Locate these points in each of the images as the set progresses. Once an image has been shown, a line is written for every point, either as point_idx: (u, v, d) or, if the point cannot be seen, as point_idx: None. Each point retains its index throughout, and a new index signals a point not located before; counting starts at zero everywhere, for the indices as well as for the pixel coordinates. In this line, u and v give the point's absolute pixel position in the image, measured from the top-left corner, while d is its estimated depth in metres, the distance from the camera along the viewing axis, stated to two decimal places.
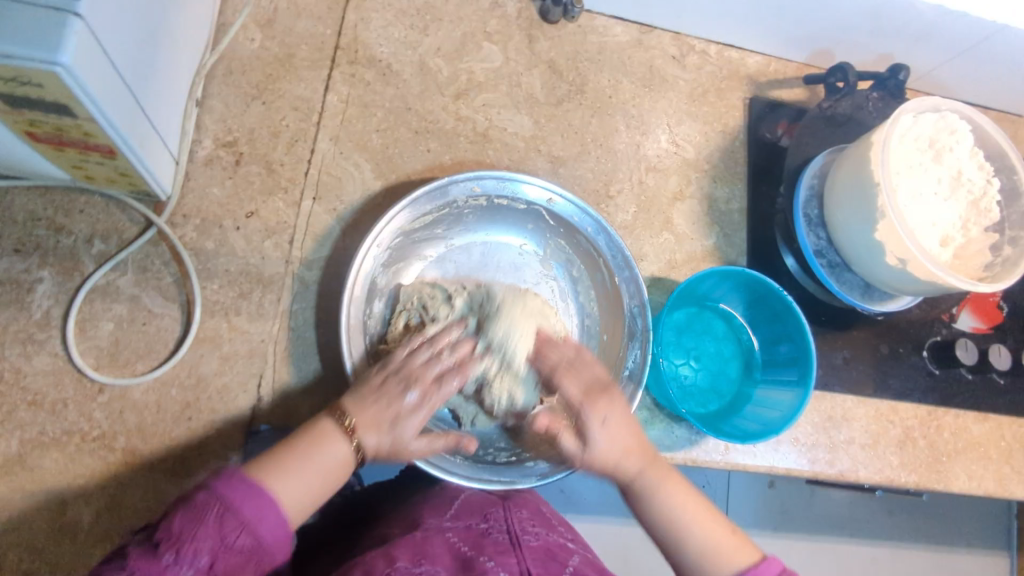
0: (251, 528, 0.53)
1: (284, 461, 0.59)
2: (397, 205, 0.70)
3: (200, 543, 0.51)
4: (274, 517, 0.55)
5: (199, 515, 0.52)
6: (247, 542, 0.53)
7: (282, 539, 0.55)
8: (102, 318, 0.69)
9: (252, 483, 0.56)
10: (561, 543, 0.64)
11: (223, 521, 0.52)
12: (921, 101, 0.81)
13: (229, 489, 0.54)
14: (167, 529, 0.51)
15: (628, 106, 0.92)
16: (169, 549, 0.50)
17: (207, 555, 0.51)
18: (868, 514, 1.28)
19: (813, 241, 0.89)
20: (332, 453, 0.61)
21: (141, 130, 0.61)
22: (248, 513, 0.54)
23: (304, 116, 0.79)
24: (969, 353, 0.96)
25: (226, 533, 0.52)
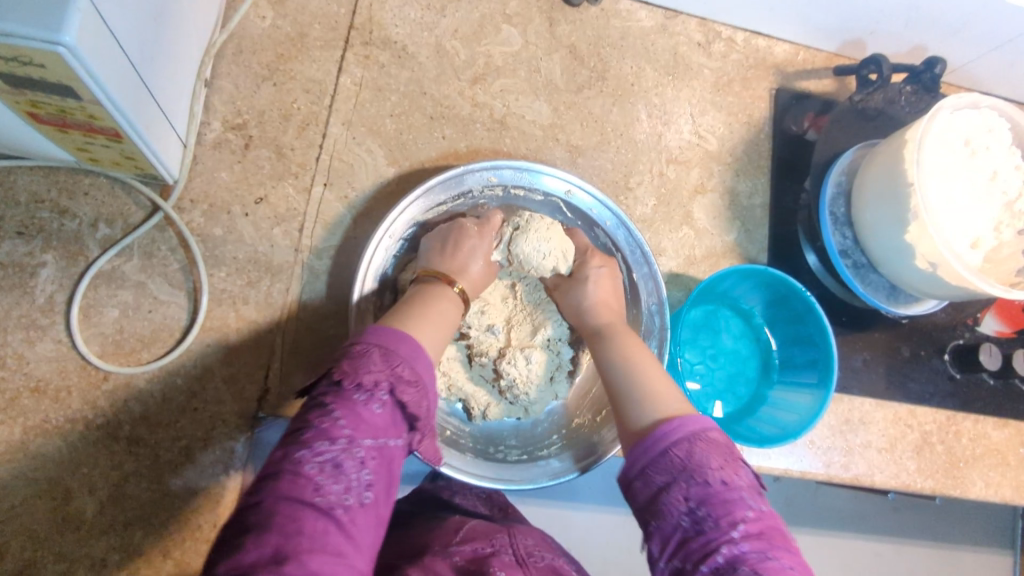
0: (412, 363, 0.57)
1: (402, 311, 0.63)
2: (411, 195, 0.68)
3: (376, 376, 0.55)
4: (426, 355, 0.59)
5: (363, 356, 0.56)
6: (413, 375, 0.57)
7: (434, 370, 0.59)
8: (107, 304, 0.67)
9: (394, 329, 0.59)
10: (567, 569, 0.63)
11: (388, 357, 0.56)
12: (960, 98, 0.78)
13: (380, 333, 0.58)
14: (342, 371, 0.55)
15: (651, 95, 0.88)
16: (353, 387, 0.54)
17: (385, 387, 0.55)
18: (879, 511, 1.26)
19: (839, 240, 0.84)
20: (442, 306, 0.66)
21: (148, 112, 0.59)
22: (406, 350, 0.57)
23: (316, 98, 0.76)
24: (993, 359, 0.91)
25: (395, 366, 0.56)
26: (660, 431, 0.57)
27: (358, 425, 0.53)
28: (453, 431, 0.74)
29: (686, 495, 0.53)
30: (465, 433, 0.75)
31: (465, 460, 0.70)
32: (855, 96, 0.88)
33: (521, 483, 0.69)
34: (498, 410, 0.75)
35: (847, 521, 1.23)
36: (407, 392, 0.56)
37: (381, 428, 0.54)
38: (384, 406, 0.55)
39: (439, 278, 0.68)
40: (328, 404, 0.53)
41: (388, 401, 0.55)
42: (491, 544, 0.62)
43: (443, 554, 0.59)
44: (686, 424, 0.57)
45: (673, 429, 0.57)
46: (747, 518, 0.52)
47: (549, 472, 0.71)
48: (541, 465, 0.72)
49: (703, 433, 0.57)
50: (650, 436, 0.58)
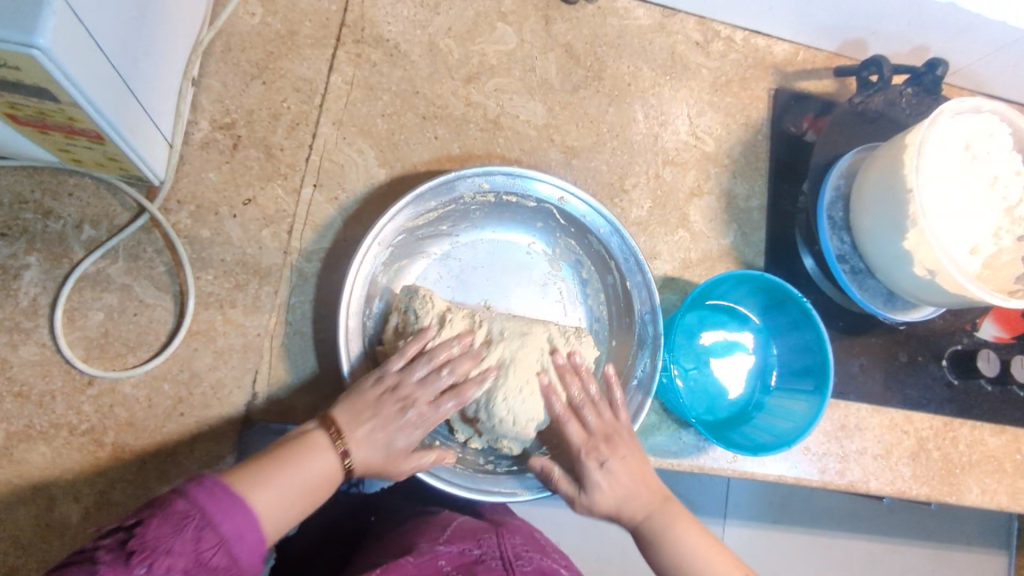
0: (229, 546, 0.50)
1: (267, 469, 0.56)
2: (401, 202, 0.67)
3: (176, 556, 0.47)
4: (253, 537, 0.52)
5: (179, 523, 0.48)
6: (222, 560, 0.49)
7: (257, 555, 0.52)
8: (92, 307, 0.66)
9: (231, 493, 0.52)
10: (555, 570, 0.62)
11: (201, 533, 0.49)
12: (961, 102, 0.76)
13: (210, 496, 0.51)
14: (142, 537, 0.47)
15: (648, 95, 0.87)
16: (142, 561, 0.46)
17: (178, 573, 0.47)
18: (874, 514, 1.25)
19: (836, 245, 0.84)
20: (317, 467, 0.58)
21: (131, 113, 0.58)
22: (229, 529, 0.50)
23: (306, 97, 0.75)
24: (991, 365, 0.91)
25: (202, 548, 0.49)
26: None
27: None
28: (441, 441, 0.73)
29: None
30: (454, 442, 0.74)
31: (454, 471, 0.69)
32: (856, 97, 0.86)
33: (510, 494, 0.69)
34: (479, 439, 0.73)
35: (842, 523, 1.23)
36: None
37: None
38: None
39: (334, 436, 0.60)
40: (99, 568, 0.45)
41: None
42: (479, 545, 0.61)
43: (430, 555, 0.58)
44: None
45: None
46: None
47: (539, 482, 0.71)
48: (530, 474, 0.72)
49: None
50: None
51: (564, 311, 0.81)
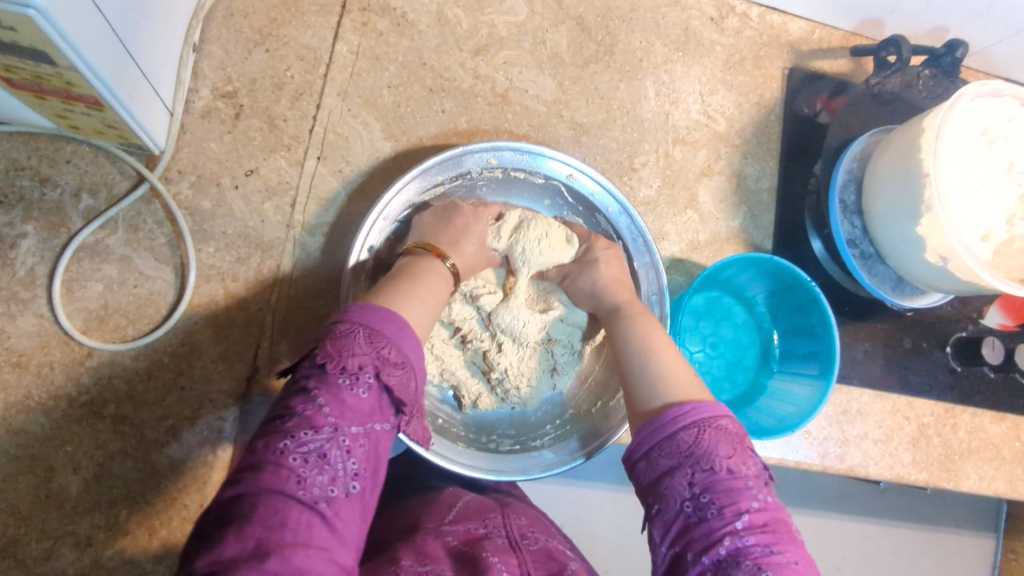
0: (399, 345, 0.54)
1: (396, 282, 0.61)
2: (408, 176, 0.65)
3: (362, 360, 0.52)
4: (413, 334, 0.56)
5: (350, 337, 0.53)
6: (399, 357, 0.54)
7: (423, 352, 0.57)
8: (91, 278, 0.65)
9: (381, 308, 0.56)
10: (562, 550, 0.61)
11: (374, 340, 0.53)
12: (982, 85, 0.74)
13: (365, 313, 0.55)
14: (326, 352, 0.52)
15: (659, 71, 0.85)
16: (338, 372, 0.52)
17: (372, 371, 0.52)
18: (868, 497, 1.26)
19: (847, 229, 0.82)
20: (433, 278, 0.63)
21: (130, 81, 0.56)
22: (393, 331, 0.55)
23: (310, 67, 0.73)
24: (996, 353, 0.89)
25: (379, 352, 0.53)
26: (673, 410, 0.55)
27: (340, 412, 0.50)
28: (444, 420, 0.73)
29: (692, 480, 0.52)
30: (457, 422, 0.74)
31: (457, 450, 0.69)
32: (872, 78, 0.84)
33: (513, 474, 0.68)
34: (489, 400, 0.73)
35: (835, 504, 1.23)
36: (393, 378, 0.53)
37: (367, 415, 0.52)
38: (369, 391, 0.52)
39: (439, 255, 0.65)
40: (312, 391, 0.51)
41: (375, 385, 0.53)
42: (484, 524, 0.60)
43: (436, 533, 0.58)
44: (700, 409, 0.55)
45: (683, 412, 0.55)
46: (752, 508, 0.52)
47: (542, 463, 0.70)
48: (534, 455, 0.71)
49: (718, 419, 0.55)
50: (663, 415, 0.56)
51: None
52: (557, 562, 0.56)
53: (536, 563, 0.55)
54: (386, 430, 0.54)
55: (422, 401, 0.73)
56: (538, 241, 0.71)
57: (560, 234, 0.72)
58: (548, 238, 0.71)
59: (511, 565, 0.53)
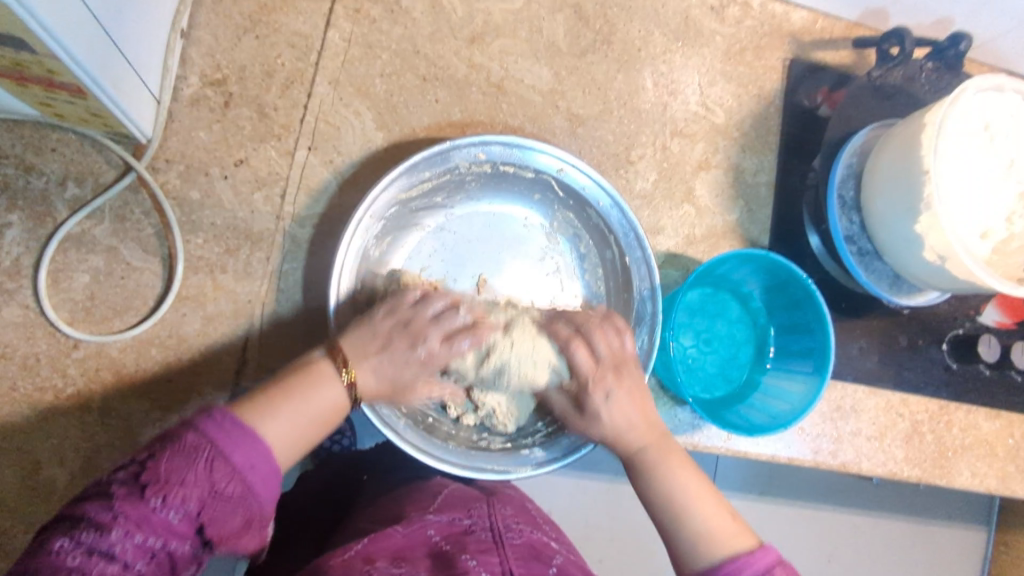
0: (242, 476, 0.50)
1: (274, 400, 0.55)
2: (393, 172, 0.65)
3: (187, 488, 0.48)
4: (266, 465, 0.51)
5: (189, 457, 0.49)
6: (236, 488, 0.50)
7: (273, 484, 0.52)
8: (77, 269, 0.64)
9: (243, 424, 0.52)
10: (545, 543, 0.61)
11: (213, 464, 0.49)
12: (985, 79, 0.73)
13: (221, 430, 0.50)
14: (155, 471, 0.48)
15: (658, 62, 0.83)
16: (157, 493, 0.47)
17: (195, 502, 0.48)
18: (861, 491, 1.26)
19: (844, 225, 0.81)
20: (324, 397, 0.57)
21: (114, 69, 0.55)
22: (241, 459, 0.50)
23: (301, 54, 0.72)
24: (991, 351, 0.90)
25: (215, 479, 0.49)
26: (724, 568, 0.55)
27: (143, 533, 0.46)
28: (434, 418, 0.72)
29: None
30: (447, 421, 0.73)
31: (447, 449, 0.69)
32: (874, 71, 0.83)
33: (501, 472, 0.68)
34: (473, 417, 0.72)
35: (828, 497, 1.24)
36: (218, 511, 0.49)
37: (173, 540, 0.48)
38: (185, 518, 0.48)
39: (339, 367, 0.59)
40: (115, 501, 0.46)
41: (194, 514, 0.48)
42: (469, 515, 0.60)
43: (420, 524, 0.58)
44: (750, 564, 0.55)
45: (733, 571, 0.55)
46: None
47: (532, 462, 0.70)
48: (524, 454, 0.71)
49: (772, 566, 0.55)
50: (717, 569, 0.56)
51: (561, 286, 0.79)
52: (539, 561, 0.56)
53: (517, 561, 0.54)
54: (188, 555, 0.49)
55: None
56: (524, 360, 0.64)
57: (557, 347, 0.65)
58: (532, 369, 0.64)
59: (490, 566, 0.52)
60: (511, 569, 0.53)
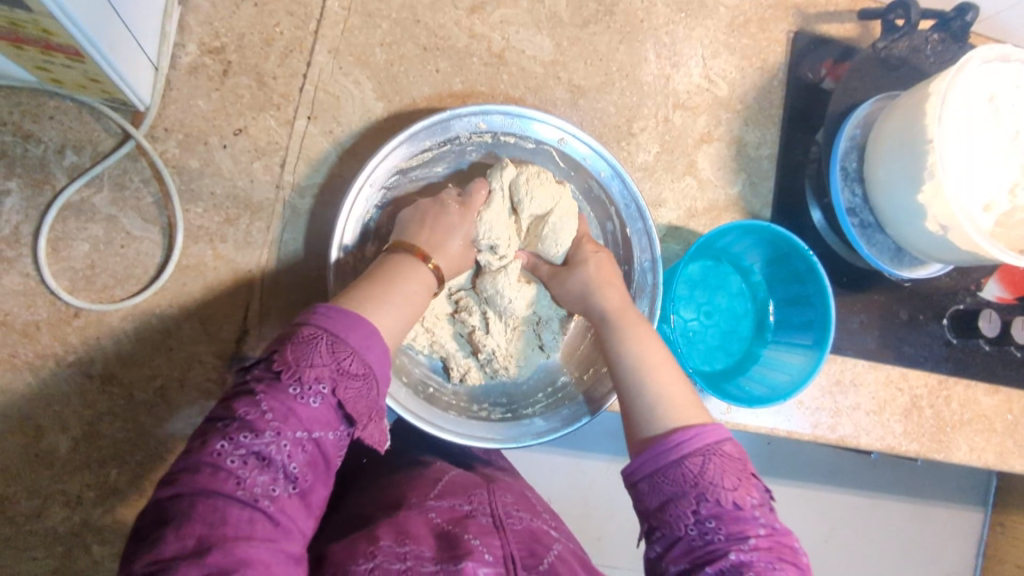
0: (361, 355, 0.51)
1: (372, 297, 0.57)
2: (394, 139, 0.64)
3: (319, 371, 0.49)
4: (380, 343, 0.52)
5: (311, 343, 0.50)
6: (360, 368, 0.51)
7: (389, 361, 0.53)
8: (76, 238, 0.64)
9: (348, 312, 0.53)
10: (545, 530, 0.60)
11: (335, 348, 0.50)
12: (990, 49, 0.72)
13: (332, 317, 0.51)
14: (283, 360, 0.49)
15: (660, 33, 0.83)
16: (292, 381, 0.49)
17: (327, 382, 0.49)
18: (859, 469, 1.27)
19: (847, 197, 0.81)
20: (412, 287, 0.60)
21: (110, 30, 0.55)
22: (356, 340, 0.51)
23: (301, 22, 0.71)
24: (992, 326, 0.89)
25: (340, 361, 0.50)
26: (675, 437, 0.54)
27: (291, 424, 0.47)
28: (435, 389, 0.73)
29: (697, 510, 0.51)
30: (447, 390, 0.74)
31: (446, 418, 0.69)
32: (879, 42, 0.82)
33: (502, 442, 0.69)
34: (477, 376, 0.73)
35: (825, 474, 1.24)
36: (348, 392, 0.50)
37: (317, 429, 0.49)
38: (323, 404, 0.49)
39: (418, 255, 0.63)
40: (259, 397, 0.47)
41: (329, 398, 0.49)
42: (469, 501, 0.60)
43: (420, 509, 0.57)
44: (704, 435, 0.54)
45: (687, 440, 0.53)
46: (759, 535, 0.50)
47: (533, 431, 0.70)
48: (525, 423, 0.71)
49: (721, 443, 0.54)
50: (666, 437, 0.54)
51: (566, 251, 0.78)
52: (540, 545, 0.56)
53: (518, 546, 0.54)
54: (333, 442, 0.50)
55: (414, 369, 0.72)
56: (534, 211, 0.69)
57: (568, 204, 0.70)
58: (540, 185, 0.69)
59: (492, 548, 0.52)
60: (512, 553, 0.53)
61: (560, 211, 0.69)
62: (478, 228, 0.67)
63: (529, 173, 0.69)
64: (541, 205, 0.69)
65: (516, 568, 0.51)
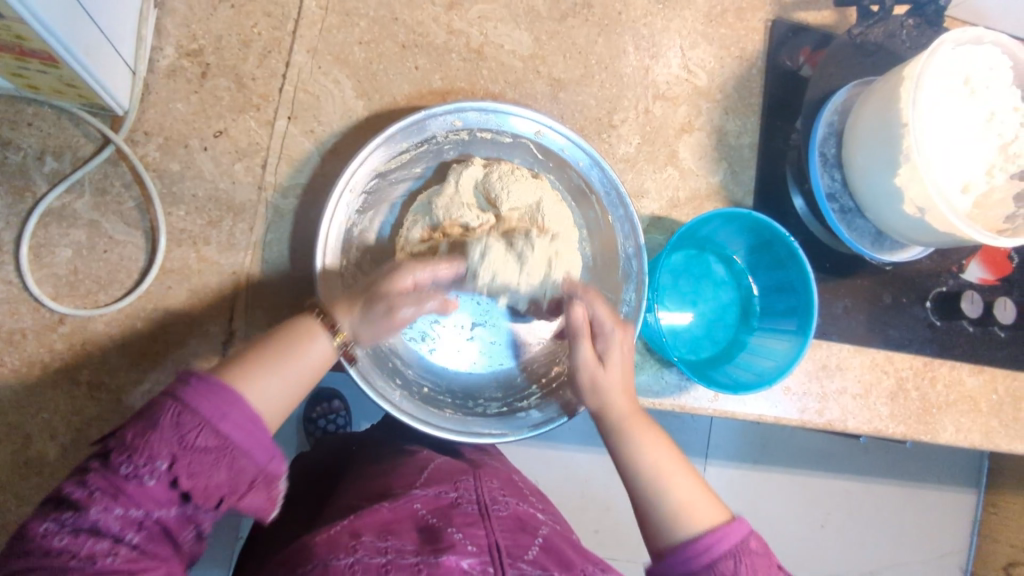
0: (214, 427, 0.47)
1: (270, 358, 0.55)
2: (372, 142, 0.65)
3: (155, 450, 0.46)
4: (240, 412, 0.49)
5: (152, 419, 0.47)
6: (211, 441, 0.47)
7: (258, 428, 0.49)
8: (59, 244, 0.64)
9: (219, 381, 0.50)
10: (531, 514, 0.62)
11: (179, 422, 0.47)
12: (963, 32, 0.72)
13: (188, 389, 0.48)
14: (120, 440, 0.46)
15: (639, 25, 0.83)
16: (126, 461, 0.46)
17: (165, 459, 0.46)
18: (851, 453, 1.28)
19: (827, 182, 0.82)
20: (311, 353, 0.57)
21: (85, 36, 0.55)
22: (208, 411, 0.48)
23: (278, 23, 0.71)
24: (974, 307, 0.90)
25: (185, 434, 0.47)
26: (705, 541, 0.53)
27: (121, 504, 0.45)
28: (429, 388, 0.72)
29: None
30: (442, 389, 0.74)
31: (443, 417, 0.69)
32: (855, 28, 0.82)
33: (496, 436, 0.69)
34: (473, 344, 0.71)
35: (817, 460, 1.25)
36: (195, 466, 0.47)
37: (157, 506, 0.46)
38: (161, 481, 0.46)
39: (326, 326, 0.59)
40: (88, 477, 0.45)
41: (168, 474, 0.46)
42: (455, 488, 0.60)
43: (406, 499, 0.58)
44: (728, 535, 0.54)
45: (714, 541, 0.53)
46: None
47: (528, 423, 0.71)
48: (520, 416, 0.72)
49: (746, 542, 0.54)
50: (693, 541, 0.54)
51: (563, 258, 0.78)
52: (525, 533, 0.57)
53: (503, 533, 0.55)
54: (177, 516, 0.47)
55: (405, 370, 0.72)
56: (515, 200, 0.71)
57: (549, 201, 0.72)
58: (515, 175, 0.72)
59: (476, 539, 0.53)
60: (497, 542, 0.53)
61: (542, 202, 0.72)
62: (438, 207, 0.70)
63: (504, 171, 0.72)
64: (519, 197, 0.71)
65: (500, 556, 0.52)
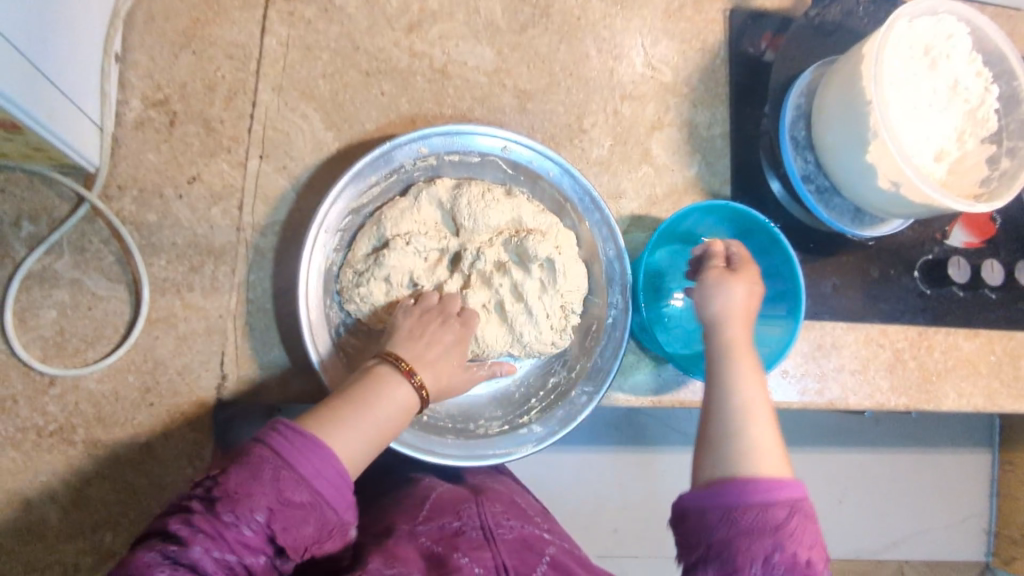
0: (310, 483, 0.51)
1: (338, 413, 0.56)
2: (342, 180, 0.65)
3: (259, 499, 0.49)
4: (334, 470, 0.52)
5: (256, 471, 0.50)
6: (307, 497, 0.50)
7: (346, 489, 0.53)
8: (43, 306, 0.64)
9: (312, 438, 0.53)
10: (536, 534, 0.62)
11: (281, 475, 0.50)
12: (918, 4, 0.74)
13: (287, 443, 0.52)
14: (224, 486, 0.49)
15: (598, 27, 0.84)
16: (227, 509, 0.48)
17: (264, 511, 0.49)
18: (861, 428, 1.27)
19: (801, 165, 0.82)
20: (388, 400, 0.59)
21: (47, 101, 0.56)
22: (307, 468, 0.51)
23: (240, 64, 0.71)
24: (962, 272, 0.92)
25: (285, 488, 0.50)
26: (766, 482, 0.57)
27: (219, 547, 0.47)
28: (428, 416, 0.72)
29: (773, 554, 0.53)
30: (441, 414, 0.73)
31: (446, 443, 0.69)
32: (811, 11, 0.85)
33: (500, 455, 0.70)
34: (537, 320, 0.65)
35: (828, 438, 1.25)
36: (291, 519, 0.50)
37: (247, 554, 0.48)
38: (257, 531, 0.49)
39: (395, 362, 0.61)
40: (192, 516, 0.48)
41: (265, 526, 0.49)
42: (459, 517, 0.60)
43: (409, 534, 0.58)
44: (793, 489, 0.57)
45: (777, 486, 0.57)
46: None
47: (532, 439, 0.72)
48: (522, 432, 0.72)
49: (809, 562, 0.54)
50: (752, 479, 0.57)
51: (559, 249, 0.70)
52: (531, 553, 0.58)
53: (510, 554, 0.56)
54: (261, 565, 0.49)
55: None
56: (492, 221, 0.71)
57: (529, 209, 0.72)
58: (491, 195, 0.71)
59: (482, 561, 0.54)
60: (504, 563, 0.54)
61: (511, 209, 0.72)
62: (388, 222, 0.69)
63: (473, 192, 0.71)
64: (497, 221, 0.71)
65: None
